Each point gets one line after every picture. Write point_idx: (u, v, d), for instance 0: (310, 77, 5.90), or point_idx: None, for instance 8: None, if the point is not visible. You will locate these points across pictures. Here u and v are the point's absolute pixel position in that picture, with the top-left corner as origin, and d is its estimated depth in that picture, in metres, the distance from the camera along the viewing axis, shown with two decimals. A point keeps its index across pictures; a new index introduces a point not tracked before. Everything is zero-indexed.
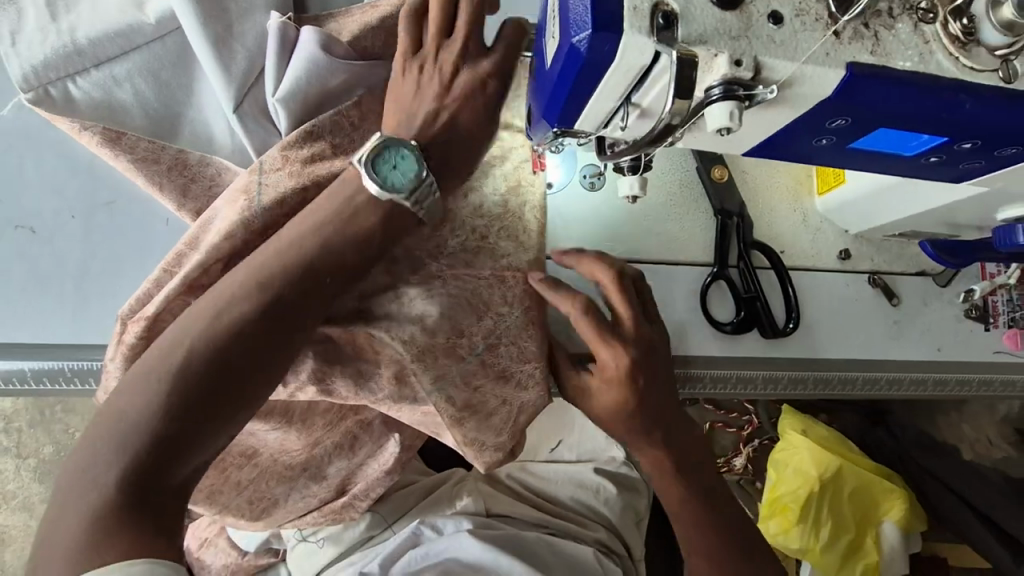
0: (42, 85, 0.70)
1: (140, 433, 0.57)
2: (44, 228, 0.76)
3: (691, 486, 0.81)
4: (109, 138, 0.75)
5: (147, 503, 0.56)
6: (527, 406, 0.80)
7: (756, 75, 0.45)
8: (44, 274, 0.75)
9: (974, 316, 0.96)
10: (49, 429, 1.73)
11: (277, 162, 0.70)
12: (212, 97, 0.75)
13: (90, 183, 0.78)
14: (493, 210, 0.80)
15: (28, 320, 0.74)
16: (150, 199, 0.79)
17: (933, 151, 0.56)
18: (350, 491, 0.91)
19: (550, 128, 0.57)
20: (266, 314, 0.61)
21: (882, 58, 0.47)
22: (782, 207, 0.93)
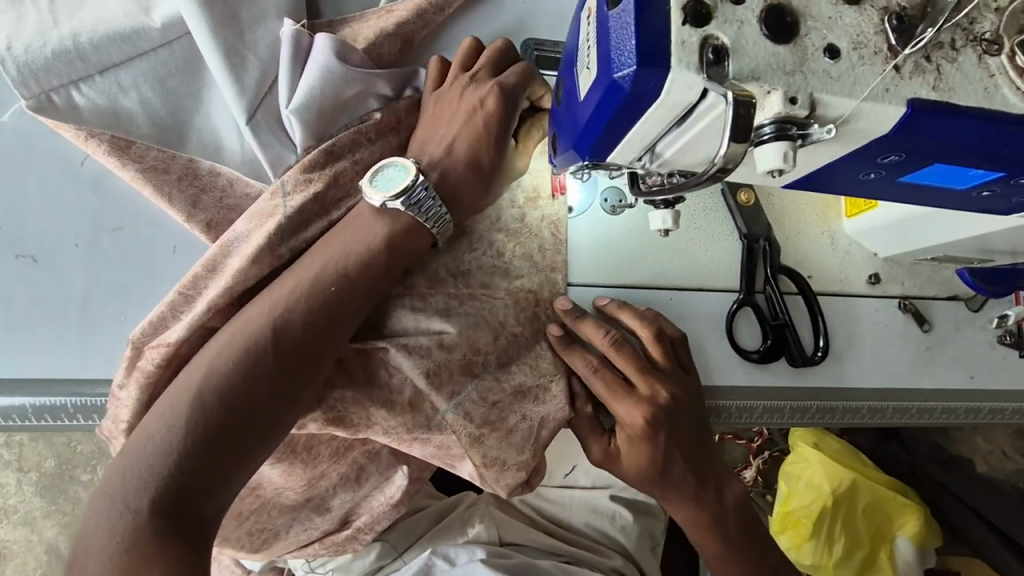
0: (44, 91, 0.66)
1: (160, 470, 0.57)
2: (51, 246, 0.73)
3: (718, 524, 0.77)
4: (117, 147, 0.72)
5: (172, 536, 0.56)
6: (549, 420, 0.74)
7: (812, 113, 0.42)
8: (50, 297, 0.72)
9: (1008, 342, 0.92)
10: (51, 442, 1.71)
11: (300, 182, 0.69)
12: (224, 105, 0.72)
13: (100, 198, 0.75)
14: (511, 226, 0.79)
15: (33, 347, 0.71)
16: (161, 216, 0.75)
17: (987, 185, 0.53)
18: (355, 523, 0.85)
19: (581, 159, 0.54)
20: (280, 347, 0.62)
21: (945, 94, 0.43)
22: (811, 231, 0.89)
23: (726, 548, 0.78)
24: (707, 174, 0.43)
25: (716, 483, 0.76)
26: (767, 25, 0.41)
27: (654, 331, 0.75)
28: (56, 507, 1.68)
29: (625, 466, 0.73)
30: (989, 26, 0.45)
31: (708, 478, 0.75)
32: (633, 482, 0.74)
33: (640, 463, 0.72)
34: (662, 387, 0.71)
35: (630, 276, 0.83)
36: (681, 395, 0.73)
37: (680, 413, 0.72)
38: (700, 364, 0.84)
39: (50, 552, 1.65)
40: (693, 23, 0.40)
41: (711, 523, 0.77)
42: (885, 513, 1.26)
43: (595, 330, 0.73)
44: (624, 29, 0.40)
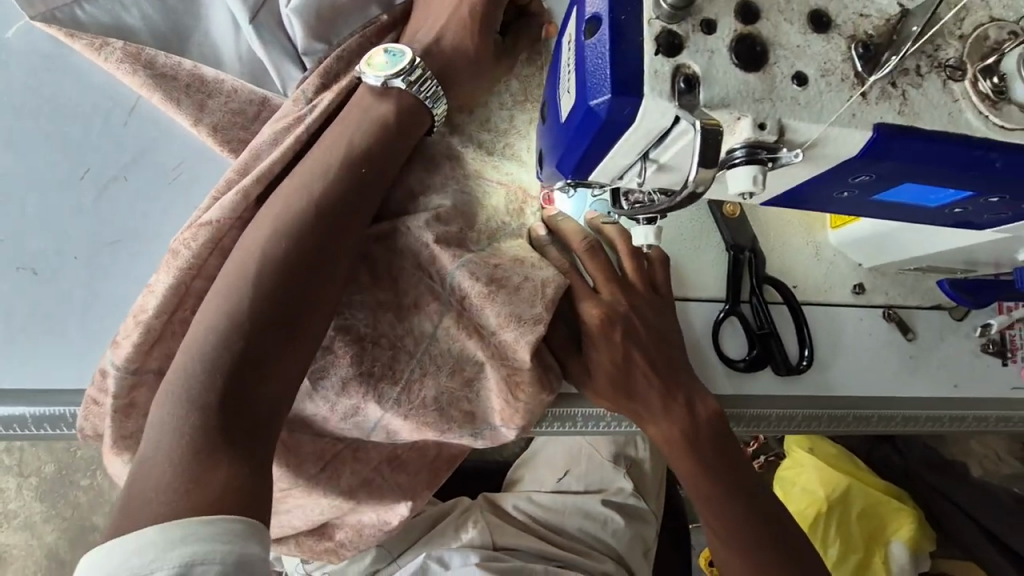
0: (49, 8, 0.73)
1: (224, 362, 0.54)
2: (63, 154, 0.76)
3: (699, 445, 0.73)
4: (128, 55, 0.73)
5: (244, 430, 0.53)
6: (551, 280, 0.69)
7: (780, 138, 0.44)
8: (66, 206, 0.75)
9: (991, 351, 0.94)
10: (52, 447, 1.72)
11: (318, 90, 0.69)
12: (222, 14, 0.75)
13: (114, 110, 0.78)
14: (500, 125, 0.78)
15: (49, 273, 0.73)
16: (179, 127, 0.78)
17: (958, 203, 0.55)
18: (337, 539, 0.85)
19: (564, 177, 0.56)
20: (319, 226, 0.60)
21: (911, 118, 0.45)
22: (797, 241, 0.91)
23: (701, 468, 0.73)
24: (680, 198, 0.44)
25: (689, 393, 0.73)
26: (737, 54, 0.43)
27: (632, 247, 0.76)
28: (56, 512, 1.70)
29: (595, 373, 0.72)
30: (953, 53, 0.46)
31: (678, 389, 0.73)
32: (603, 395, 0.73)
33: (605, 367, 0.71)
34: (626, 298, 0.73)
35: None
36: (663, 295, 0.77)
37: (644, 321, 0.73)
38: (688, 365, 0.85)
39: (49, 556, 1.67)
40: (665, 54, 0.42)
41: (694, 447, 0.73)
42: (878, 517, 1.27)
43: (574, 231, 0.74)
44: (600, 56, 0.42)
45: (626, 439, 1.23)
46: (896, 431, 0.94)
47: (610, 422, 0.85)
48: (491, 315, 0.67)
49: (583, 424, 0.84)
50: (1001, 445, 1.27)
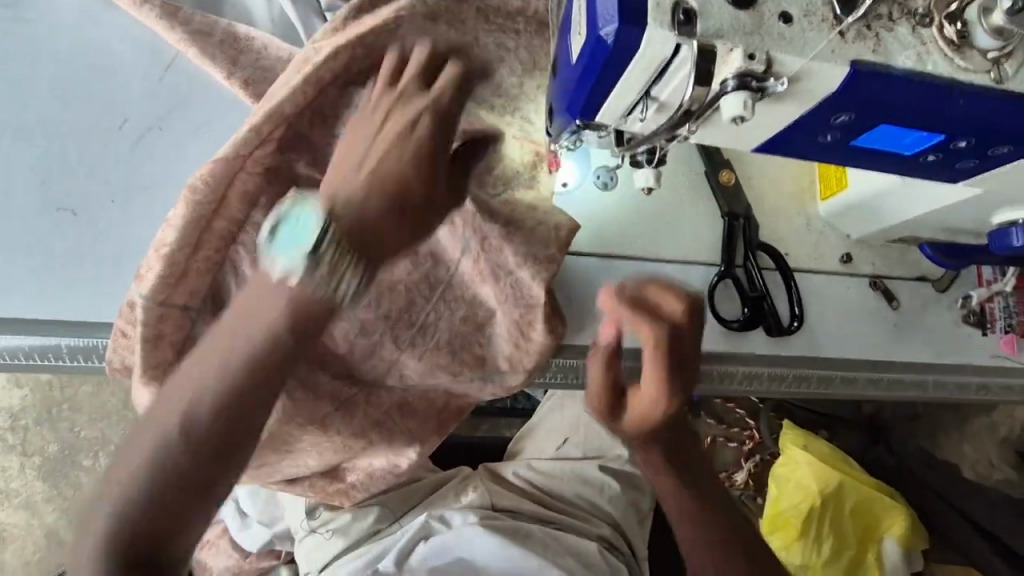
0: None
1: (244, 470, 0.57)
2: (102, 102, 0.81)
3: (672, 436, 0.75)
4: (166, 13, 0.81)
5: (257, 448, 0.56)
6: (563, 226, 0.79)
7: (768, 69, 0.49)
8: (104, 152, 0.80)
9: (971, 321, 0.99)
10: (56, 427, 1.73)
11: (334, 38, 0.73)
12: None
13: (152, 63, 0.84)
14: None
15: (86, 213, 0.78)
16: (209, 77, 0.84)
17: (931, 149, 0.60)
18: (349, 482, 0.92)
19: (573, 119, 0.62)
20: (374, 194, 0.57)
21: (884, 57, 0.51)
22: (789, 212, 0.97)
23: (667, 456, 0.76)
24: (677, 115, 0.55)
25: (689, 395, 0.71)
26: None
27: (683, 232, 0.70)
28: (56, 492, 1.71)
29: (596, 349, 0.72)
30: (921, 3, 0.52)
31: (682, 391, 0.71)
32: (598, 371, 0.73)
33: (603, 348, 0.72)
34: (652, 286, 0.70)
35: (618, 248, 0.91)
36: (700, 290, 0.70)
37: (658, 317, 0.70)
38: None
39: (48, 535, 1.68)
40: None
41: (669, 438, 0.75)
42: (869, 513, 1.31)
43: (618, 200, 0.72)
44: None
45: None
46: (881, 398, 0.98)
47: None
48: (510, 255, 0.76)
49: (587, 377, 0.88)
50: (996, 453, 1.31)
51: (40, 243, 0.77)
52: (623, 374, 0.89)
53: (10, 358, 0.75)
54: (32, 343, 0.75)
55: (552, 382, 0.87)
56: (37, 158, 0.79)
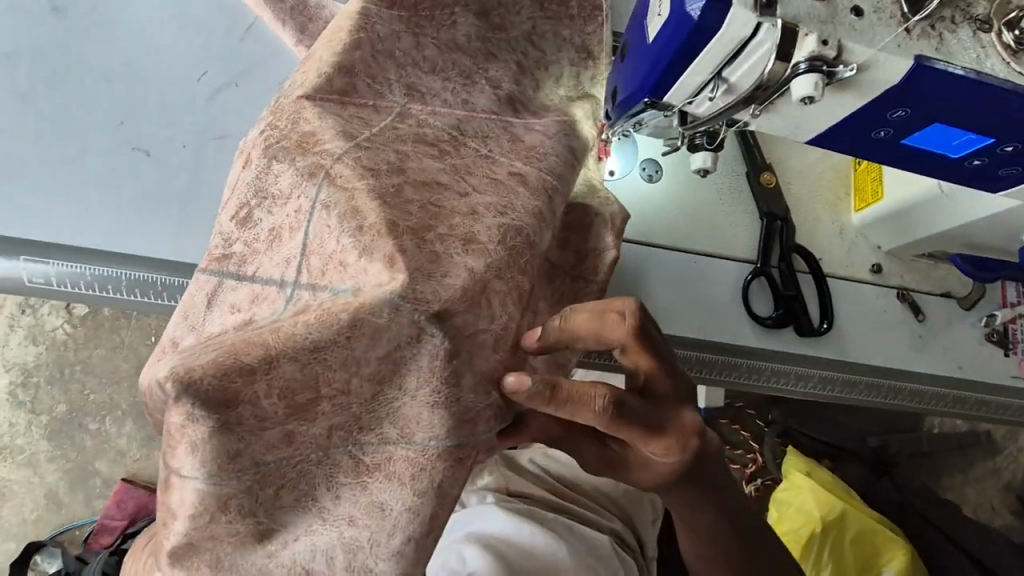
0: None
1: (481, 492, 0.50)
2: (183, 54, 0.86)
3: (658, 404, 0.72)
4: None
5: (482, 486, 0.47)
6: None
7: (839, 55, 0.53)
8: (180, 99, 0.84)
9: (994, 340, 1.01)
10: (66, 387, 1.75)
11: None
12: None
13: (231, 23, 0.89)
14: None
15: (158, 155, 0.82)
16: (282, 44, 0.89)
17: (978, 153, 0.64)
18: None
19: (642, 97, 0.65)
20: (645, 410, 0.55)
21: (945, 55, 0.55)
22: (824, 219, 1.00)
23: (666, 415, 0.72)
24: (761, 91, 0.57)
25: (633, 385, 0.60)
26: None
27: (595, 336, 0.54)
28: (61, 452, 1.72)
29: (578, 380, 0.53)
30: (983, 10, 0.56)
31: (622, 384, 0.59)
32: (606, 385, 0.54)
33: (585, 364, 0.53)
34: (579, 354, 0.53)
35: (656, 238, 0.94)
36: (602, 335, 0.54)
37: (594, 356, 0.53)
38: (715, 315, 0.93)
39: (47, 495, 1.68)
40: None
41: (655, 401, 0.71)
42: (871, 545, 1.31)
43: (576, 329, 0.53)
44: None
45: None
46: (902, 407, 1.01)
47: None
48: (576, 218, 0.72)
49: None
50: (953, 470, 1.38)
51: (112, 180, 0.80)
52: None
53: (70, 286, 0.77)
54: (94, 273, 0.77)
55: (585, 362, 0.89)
56: (117, 98, 0.82)
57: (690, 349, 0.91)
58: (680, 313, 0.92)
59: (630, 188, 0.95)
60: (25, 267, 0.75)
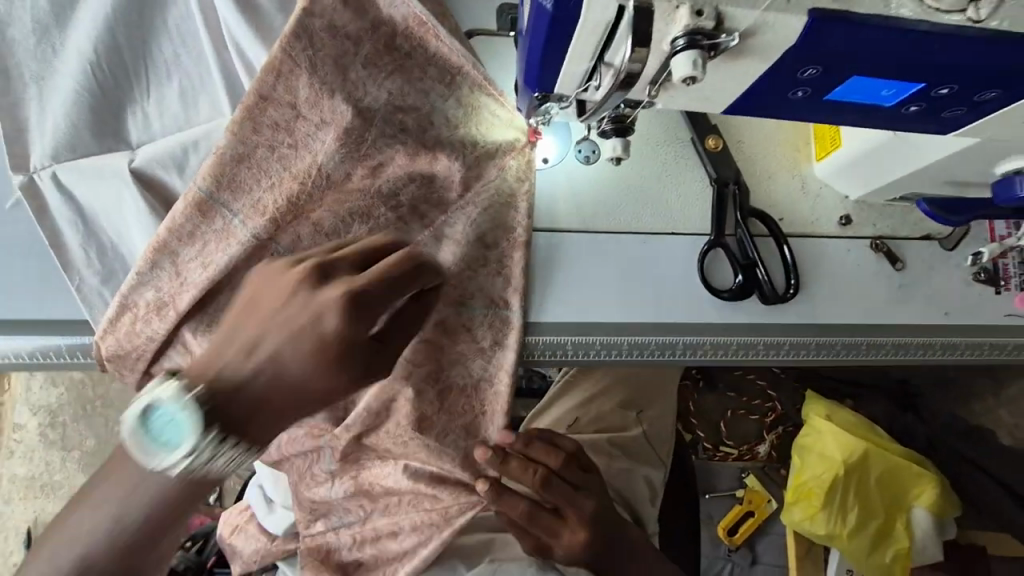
0: (43, 17, 0.77)
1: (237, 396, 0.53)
2: (82, 123, 0.79)
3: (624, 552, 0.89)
4: (144, 53, 0.80)
5: (300, 345, 0.54)
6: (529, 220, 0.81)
7: (718, 25, 0.47)
8: (93, 172, 0.79)
9: (983, 279, 0.94)
10: (90, 421, 1.63)
11: (274, 186, 0.76)
12: (182, 12, 0.79)
13: (124, 71, 0.80)
14: None
15: (110, 249, 0.81)
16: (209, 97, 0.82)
17: (912, 99, 0.57)
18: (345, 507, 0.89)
19: (532, 91, 0.60)
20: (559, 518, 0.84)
21: (846, 3, 0.48)
22: (782, 175, 0.93)
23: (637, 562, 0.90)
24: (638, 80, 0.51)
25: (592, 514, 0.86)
26: None
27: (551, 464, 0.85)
28: None
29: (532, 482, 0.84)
30: None
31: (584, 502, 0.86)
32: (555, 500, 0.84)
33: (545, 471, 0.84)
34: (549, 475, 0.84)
35: (602, 221, 0.89)
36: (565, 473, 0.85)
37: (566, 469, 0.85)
38: (671, 296, 0.88)
39: (32, 526, 1.59)
40: None
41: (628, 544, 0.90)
42: (897, 481, 1.21)
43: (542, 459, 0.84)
44: None
45: (642, 388, 1.22)
46: (776, 396, 1.42)
47: (610, 351, 0.87)
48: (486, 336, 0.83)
49: (577, 352, 0.86)
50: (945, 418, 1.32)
51: (67, 274, 0.81)
52: (619, 348, 0.87)
53: (22, 357, 0.83)
54: (37, 342, 0.82)
55: (545, 360, 0.86)
56: (41, 176, 0.79)
57: (647, 335, 0.87)
58: (633, 296, 0.88)
59: (568, 179, 0.90)
60: (68, 344, 0.82)
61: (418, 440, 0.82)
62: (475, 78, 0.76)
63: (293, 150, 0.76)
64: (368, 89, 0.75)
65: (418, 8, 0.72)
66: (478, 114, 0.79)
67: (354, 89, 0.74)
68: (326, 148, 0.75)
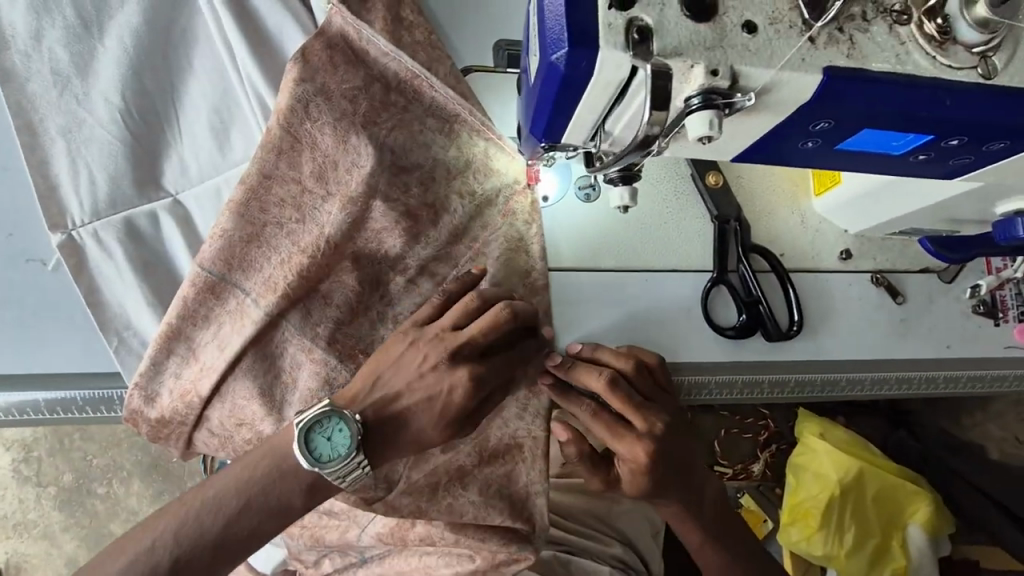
0: (64, 74, 0.80)
1: (202, 549, 0.64)
2: (114, 175, 0.82)
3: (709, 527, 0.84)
4: (167, 103, 0.84)
5: (274, 522, 0.66)
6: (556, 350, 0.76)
7: (733, 84, 0.46)
8: (138, 227, 0.83)
9: (982, 311, 0.94)
10: (69, 456, 1.49)
11: (285, 263, 0.75)
12: (205, 64, 0.84)
13: (148, 121, 0.83)
14: None
15: (151, 304, 0.82)
16: (230, 140, 0.85)
17: (920, 149, 0.56)
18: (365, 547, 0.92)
19: (538, 142, 0.58)
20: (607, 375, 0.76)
21: (859, 61, 0.47)
22: (781, 211, 0.93)
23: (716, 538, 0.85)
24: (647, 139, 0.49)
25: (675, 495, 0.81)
26: (687, 5, 0.45)
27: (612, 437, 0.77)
28: None
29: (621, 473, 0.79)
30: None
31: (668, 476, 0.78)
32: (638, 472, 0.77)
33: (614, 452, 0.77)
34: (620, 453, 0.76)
35: (604, 259, 0.88)
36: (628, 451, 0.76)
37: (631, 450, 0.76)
38: (676, 335, 0.87)
39: None
40: (619, 7, 0.45)
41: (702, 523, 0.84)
42: (893, 499, 1.15)
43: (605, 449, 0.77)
44: (556, 11, 0.44)
45: None
46: (769, 412, 1.31)
47: None
48: None
49: None
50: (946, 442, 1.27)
51: (105, 334, 0.81)
52: None
53: None
54: (10, 399, 0.81)
55: None
56: (83, 234, 0.81)
57: None
58: (636, 336, 0.87)
59: (570, 219, 0.88)
60: (49, 399, 0.82)
61: (462, 497, 0.83)
62: (474, 125, 0.74)
63: (300, 225, 0.75)
64: (369, 153, 0.73)
65: (409, 63, 0.71)
66: (476, 159, 0.77)
67: (357, 157, 0.73)
68: (332, 220, 0.74)
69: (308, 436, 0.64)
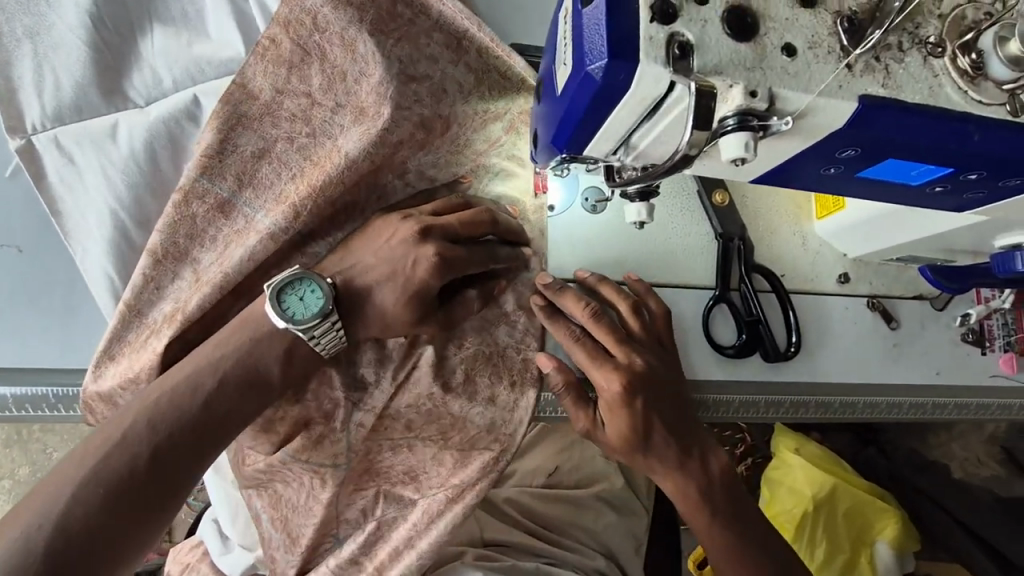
0: None
1: (180, 434, 0.59)
2: (85, 82, 0.77)
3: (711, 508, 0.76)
4: (148, 13, 0.79)
5: (254, 398, 0.64)
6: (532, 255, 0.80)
7: (770, 106, 0.46)
8: (101, 138, 0.77)
9: (971, 339, 0.96)
10: (26, 447, 1.28)
11: (297, 181, 0.72)
12: None
13: (122, 29, 0.78)
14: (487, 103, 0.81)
15: (112, 217, 0.78)
16: (211, 51, 0.80)
17: (939, 181, 0.57)
18: None
19: (559, 154, 0.56)
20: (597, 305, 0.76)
21: (894, 91, 0.47)
22: (783, 232, 0.93)
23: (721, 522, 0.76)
24: (676, 159, 0.49)
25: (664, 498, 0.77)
26: (729, 24, 0.45)
27: (595, 365, 0.73)
28: None
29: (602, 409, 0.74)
30: (933, 31, 0.49)
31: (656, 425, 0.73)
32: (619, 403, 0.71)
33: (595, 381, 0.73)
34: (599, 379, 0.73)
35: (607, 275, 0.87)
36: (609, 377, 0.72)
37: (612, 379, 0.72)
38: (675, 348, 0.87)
39: None
40: (661, 21, 0.44)
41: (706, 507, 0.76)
42: (864, 515, 1.11)
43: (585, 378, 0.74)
44: (595, 23, 0.43)
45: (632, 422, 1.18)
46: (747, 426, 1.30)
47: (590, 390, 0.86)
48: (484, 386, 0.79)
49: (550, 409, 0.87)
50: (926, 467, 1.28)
51: (68, 244, 0.79)
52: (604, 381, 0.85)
53: None
54: None
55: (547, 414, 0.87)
56: (42, 141, 0.77)
57: None
58: None
59: (574, 230, 0.87)
60: (18, 394, 0.77)
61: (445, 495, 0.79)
62: (482, 41, 0.73)
63: (312, 139, 0.73)
64: (377, 62, 0.69)
65: None
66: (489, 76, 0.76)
67: (365, 66, 0.70)
68: (345, 131, 0.71)
69: (281, 296, 0.64)
